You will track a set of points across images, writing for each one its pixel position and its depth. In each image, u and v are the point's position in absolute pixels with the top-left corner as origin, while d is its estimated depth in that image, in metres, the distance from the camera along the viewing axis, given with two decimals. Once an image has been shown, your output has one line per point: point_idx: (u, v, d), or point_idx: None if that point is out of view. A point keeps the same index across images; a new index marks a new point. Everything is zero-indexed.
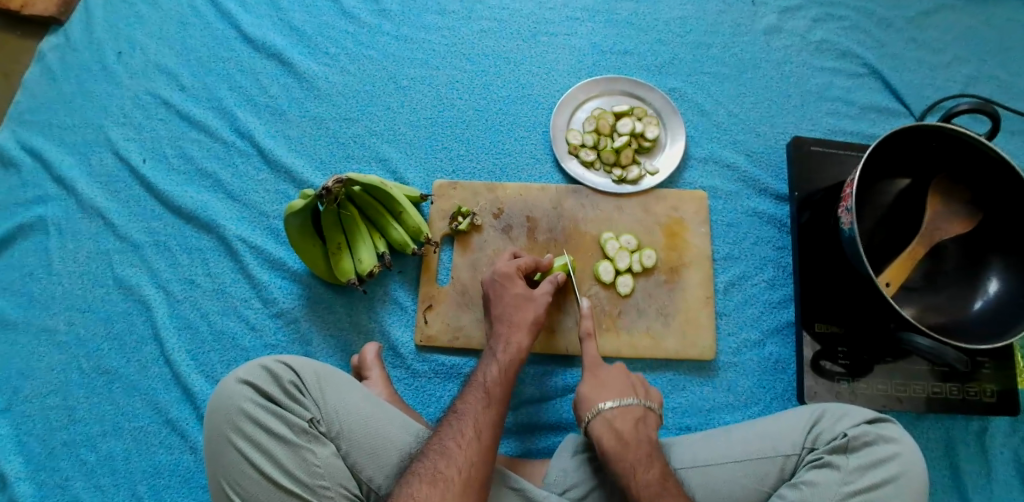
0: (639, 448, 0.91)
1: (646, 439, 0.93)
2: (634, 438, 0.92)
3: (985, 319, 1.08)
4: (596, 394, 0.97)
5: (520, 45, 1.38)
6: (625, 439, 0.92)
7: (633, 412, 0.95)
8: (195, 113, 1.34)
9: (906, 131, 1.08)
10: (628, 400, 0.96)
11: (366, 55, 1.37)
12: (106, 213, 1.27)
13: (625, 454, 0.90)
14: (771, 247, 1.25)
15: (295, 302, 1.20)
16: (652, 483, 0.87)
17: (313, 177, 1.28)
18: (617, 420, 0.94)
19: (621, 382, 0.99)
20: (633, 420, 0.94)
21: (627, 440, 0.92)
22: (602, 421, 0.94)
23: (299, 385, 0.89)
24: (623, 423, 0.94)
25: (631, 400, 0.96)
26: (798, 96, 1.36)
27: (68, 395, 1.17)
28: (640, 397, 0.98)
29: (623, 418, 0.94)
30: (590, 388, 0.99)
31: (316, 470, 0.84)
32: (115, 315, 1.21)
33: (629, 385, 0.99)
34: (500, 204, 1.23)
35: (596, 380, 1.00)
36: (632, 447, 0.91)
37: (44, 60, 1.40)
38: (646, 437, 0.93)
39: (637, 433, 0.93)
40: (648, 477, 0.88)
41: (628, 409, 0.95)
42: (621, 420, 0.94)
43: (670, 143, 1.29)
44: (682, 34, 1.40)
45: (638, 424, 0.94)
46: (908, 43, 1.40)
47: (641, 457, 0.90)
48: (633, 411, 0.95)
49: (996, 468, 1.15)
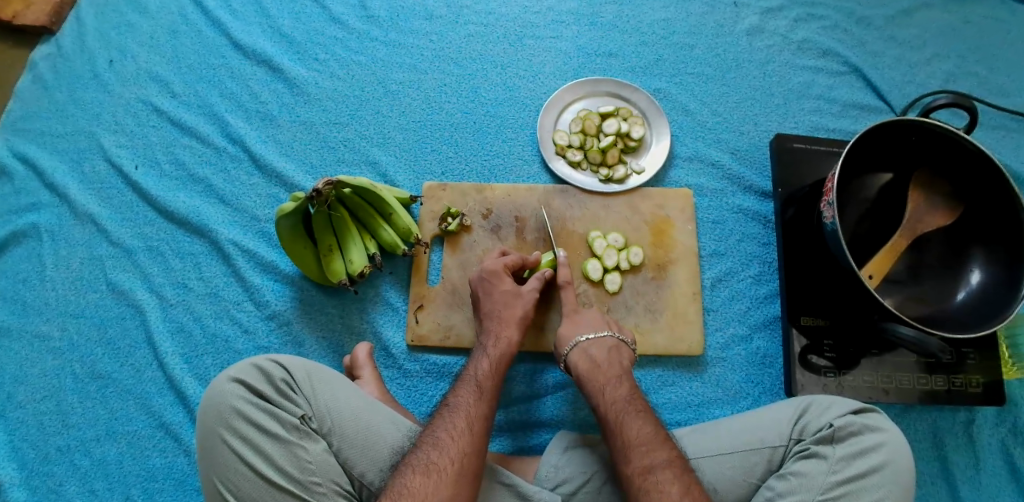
0: (609, 370, 1.00)
1: (618, 364, 1.01)
2: (607, 363, 1.01)
3: (966, 309, 1.11)
4: (573, 330, 1.07)
5: (507, 49, 1.41)
6: (598, 363, 1.01)
7: (607, 342, 1.04)
8: (187, 119, 1.36)
9: (885, 126, 1.10)
10: (602, 332, 1.06)
11: (355, 60, 1.39)
12: (99, 219, 1.28)
13: (597, 375, 0.99)
14: (757, 243, 1.27)
15: (288, 304, 1.21)
16: (619, 399, 0.95)
17: (304, 180, 1.30)
18: (592, 348, 1.03)
19: (596, 319, 1.08)
20: (607, 349, 1.03)
21: (599, 364, 1.01)
22: (578, 351, 1.03)
23: (290, 383, 0.90)
24: (597, 350, 1.03)
25: (604, 332, 1.05)
26: (780, 95, 1.38)
27: (62, 400, 1.18)
28: (615, 332, 1.07)
29: (597, 347, 1.03)
30: (567, 326, 1.07)
31: (308, 466, 0.85)
32: (109, 320, 1.22)
33: (605, 322, 1.09)
34: (489, 205, 1.25)
35: (573, 320, 1.08)
36: (602, 369, 1.00)
37: (36, 68, 1.41)
38: (619, 363, 1.02)
39: (610, 359, 1.02)
40: (615, 393, 0.96)
41: (602, 340, 1.04)
42: (596, 348, 1.03)
43: (656, 142, 1.31)
44: (666, 36, 1.42)
45: (611, 352, 1.03)
46: (888, 41, 1.43)
47: (611, 379, 0.99)
48: (606, 341, 1.04)
49: (983, 457, 1.16)
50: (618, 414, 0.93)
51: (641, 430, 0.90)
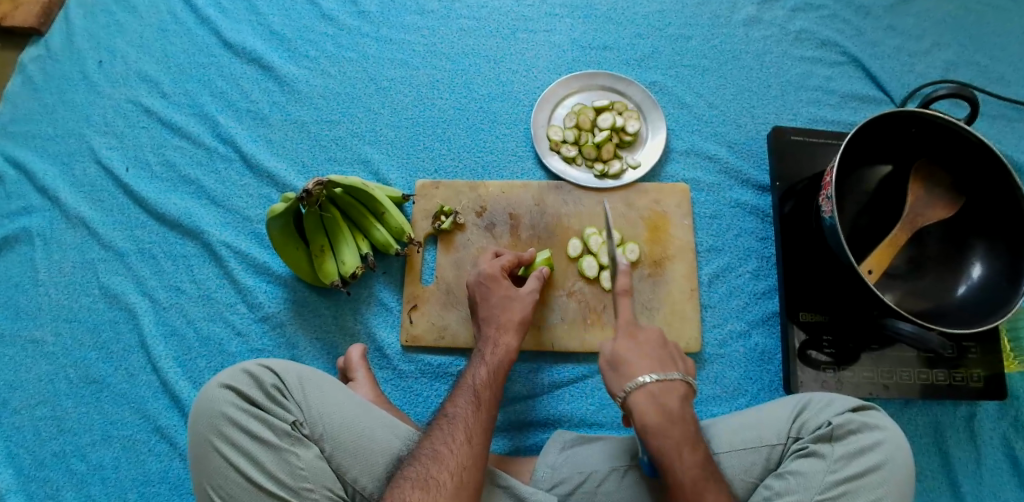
0: (684, 429, 0.85)
1: (689, 417, 0.87)
2: (680, 417, 0.86)
3: (967, 303, 1.09)
4: (637, 367, 0.89)
5: (500, 43, 1.38)
6: (672, 419, 0.85)
7: (679, 389, 0.88)
8: (177, 120, 1.34)
9: (885, 117, 1.08)
10: (671, 373, 0.89)
11: (346, 57, 1.37)
12: (91, 223, 1.27)
13: (672, 432, 0.85)
14: (754, 238, 1.25)
15: (281, 306, 1.20)
16: (696, 466, 0.83)
17: (296, 180, 1.28)
18: (664, 398, 0.87)
19: (657, 347, 0.92)
20: (677, 397, 0.88)
21: (673, 421, 0.85)
22: (644, 397, 0.87)
23: (281, 388, 0.89)
24: (666, 399, 0.87)
25: (673, 373, 0.89)
26: (778, 87, 1.36)
27: (57, 405, 1.17)
28: (681, 369, 0.91)
29: (668, 395, 0.87)
30: (630, 359, 0.90)
31: (300, 472, 0.84)
32: (102, 324, 1.22)
33: (670, 355, 0.91)
34: (483, 203, 1.23)
35: (636, 350, 0.91)
36: (677, 427, 0.85)
37: (25, 71, 1.40)
38: (689, 415, 0.87)
39: (682, 411, 0.87)
40: (692, 459, 0.84)
41: (672, 384, 0.88)
42: (666, 398, 0.87)
43: (652, 136, 1.29)
44: (661, 28, 1.40)
45: (682, 402, 0.88)
46: (887, 30, 1.40)
47: (686, 434, 0.85)
48: (677, 387, 0.88)
49: (984, 452, 1.15)
50: (697, 485, 0.82)
51: None
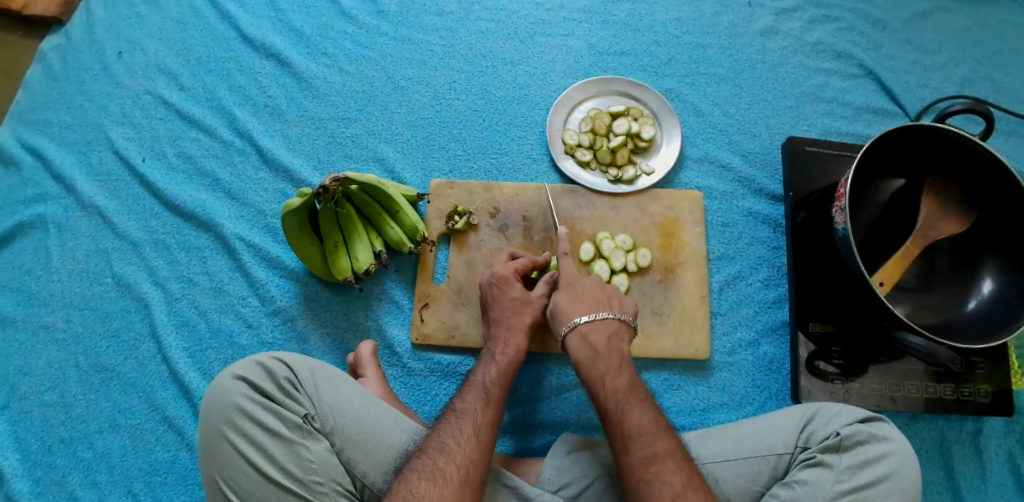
0: (608, 360, 0.94)
1: (619, 350, 0.96)
2: (607, 349, 0.96)
3: (978, 318, 1.09)
4: (571, 307, 1.00)
5: (517, 47, 1.39)
6: (597, 352, 0.95)
7: (608, 327, 0.98)
8: (194, 112, 1.35)
9: (900, 131, 1.09)
10: (602, 313, 0.99)
11: (364, 56, 1.38)
12: (106, 212, 1.28)
13: (597, 363, 0.94)
14: (766, 247, 1.25)
15: (293, 300, 1.21)
16: (619, 389, 0.91)
17: (311, 176, 1.29)
18: (592, 334, 0.97)
19: (592, 288, 1.03)
20: (607, 334, 0.97)
21: (599, 353, 0.95)
22: (577, 335, 0.97)
23: (294, 381, 0.89)
24: (596, 335, 0.97)
25: (603, 313, 0.99)
26: (793, 98, 1.36)
27: (66, 391, 1.18)
28: (615, 311, 1.01)
29: (596, 332, 0.97)
30: (565, 301, 1.01)
31: (310, 465, 0.84)
32: (114, 312, 1.22)
33: (604, 299, 1.02)
34: (496, 204, 1.24)
35: (571, 291, 1.03)
36: (602, 358, 0.94)
37: (46, 60, 1.41)
38: (619, 349, 0.96)
39: (609, 345, 0.96)
40: (616, 384, 0.92)
41: (602, 324, 0.98)
42: (596, 334, 0.97)
43: (666, 143, 1.30)
44: (678, 36, 1.41)
45: (611, 337, 0.97)
46: (904, 45, 1.40)
47: (614, 365, 0.94)
48: (606, 326, 0.98)
49: (989, 468, 1.15)
50: (618, 404, 0.89)
51: (642, 420, 0.87)
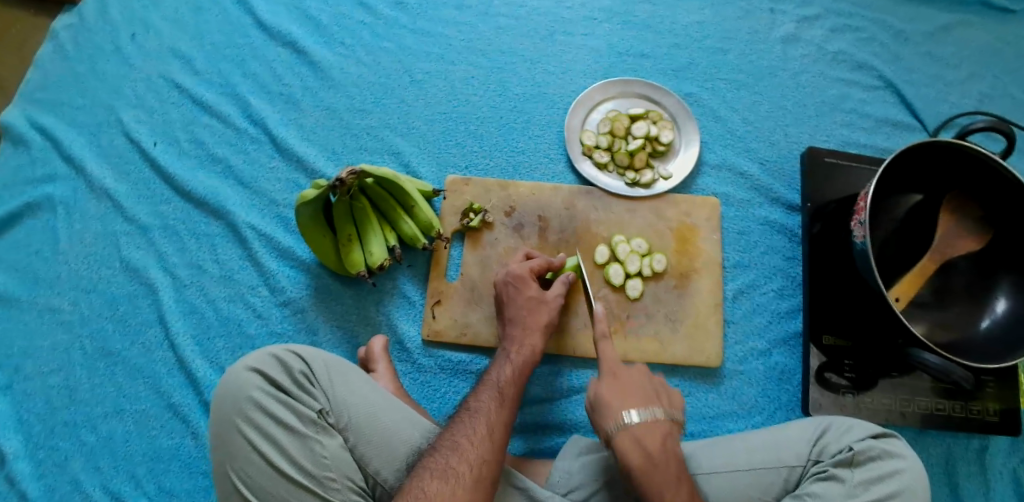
0: (667, 468, 0.87)
1: (674, 453, 0.89)
2: (663, 456, 0.88)
3: (992, 337, 1.09)
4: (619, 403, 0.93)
5: (537, 44, 1.38)
6: (653, 457, 0.87)
7: (662, 428, 0.91)
8: (208, 97, 1.33)
9: (921, 146, 1.08)
10: (654, 410, 0.92)
11: (382, 47, 1.36)
12: (115, 195, 1.26)
13: (655, 472, 0.86)
14: (781, 256, 1.25)
15: (303, 291, 1.20)
16: None
17: (325, 167, 1.27)
18: (645, 437, 0.89)
19: (636, 377, 0.96)
20: (660, 435, 0.90)
21: (655, 459, 0.87)
22: (629, 438, 0.89)
23: (309, 375, 0.88)
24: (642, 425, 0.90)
25: (654, 407, 0.92)
26: (812, 107, 1.36)
27: (70, 375, 1.16)
28: (663, 404, 0.94)
29: (649, 433, 0.90)
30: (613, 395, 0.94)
31: (324, 461, 0.83)
32: (121, 297, 1.21)
33: (653, 393, 0.96)
34: (512, 202, 1.23)
35: (619, 386, 0.95)
36: (659, 465, 0.87)
37: (58, 38, 1.39)
38: (667, 433, 0.91)
39: (666, 450, 0.89)
40: (676, 499, 0.84)
41: (655, 422, 0.91)
42: (650, 437, 0.89)
43: (685, 148, 1.29)
44: (699, 40, 1.39)
45: (665, 437, 0.90)
46: (924, 58, 1.40)
47: (669, 471, 0.87)
48: (652, 413, 0.92)
49: (994, 486, 1.16)
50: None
51: None
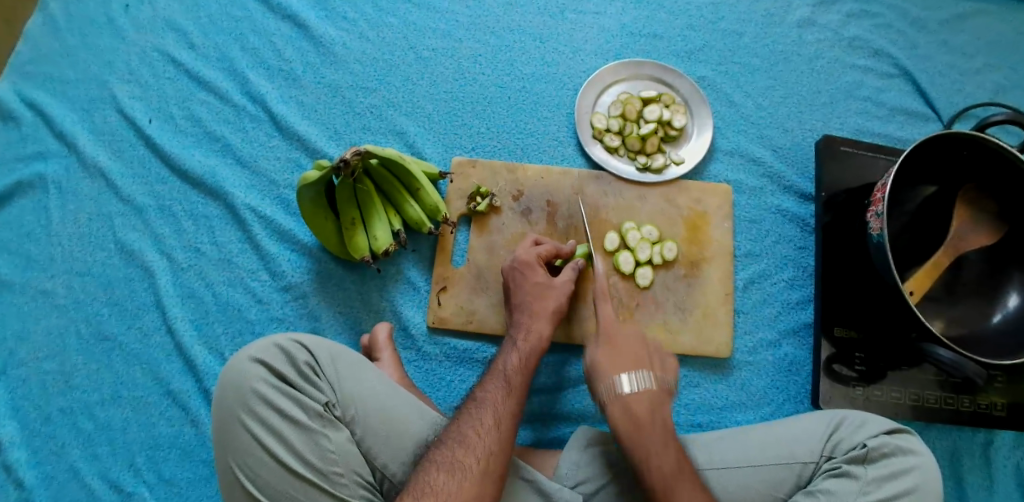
0: (631, 355, 0.95)
1: (647, 365, 0.94)
2: (628, 345, 0.96)
3: (1005, 332, 1.08)
4: (597, 304, 1.01)
5: (547, 22, 1.33)
6: (617, 347, 0.96)
7: (634, 323, 0.98)
8: (205, 74, 1.28)
9: (940, 138, 1.06)
10: (642, 374, 0.91)
11: (386, 22, 1.31)
12: (109, 174, 1.22)
13: (617, 358, 0.95)
14: (793, 246, 1.22)
15: (305, 276, 1.16)
16: (636, 385, 0.92)
17: (327, 147, 1.23)
18: (615, 328, 0.98)
19: (637, 352, 0.95)
20: (630, 330, 0.98)
21: (619, 347, 0.96)
22: (600, 330, 0.98)
23: (313, 366, 0.86)
24: (636, 402, 0.90)
25: (645, 375, 0.91)
26: (827, 93, 1.32)
27: (65, 361, 1.13)
28: (655, 372, 0.93)
29: (619, 325, 0.98)
30: (596, 295, 1.02)
31: (331, 456, 0.81)
32: (117, 280, 1.17)
33: None
34: (520, 186, 1.19)
35: (602, 287, 1.03)
36: (623, 353, 0.95)
37: (48, 10, 1.32)
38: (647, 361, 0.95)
39: (632, 342, 0.97)
40: (634, 378, 0.93)
41: (627, 317, 0.99)
42: (619, 329, 0.98)
43: (697, 133, 1.25)
44: (713, 21, 1.35)
45: (639, 351, 0.95)
46: (940, 47, 1.36)
47: (632, 360, 0.95)
48: (647, 390, 0.91)
49: (997, 479, 1.16)
50: (633, 399, 0.90)
51: (650, 419, 0.89)
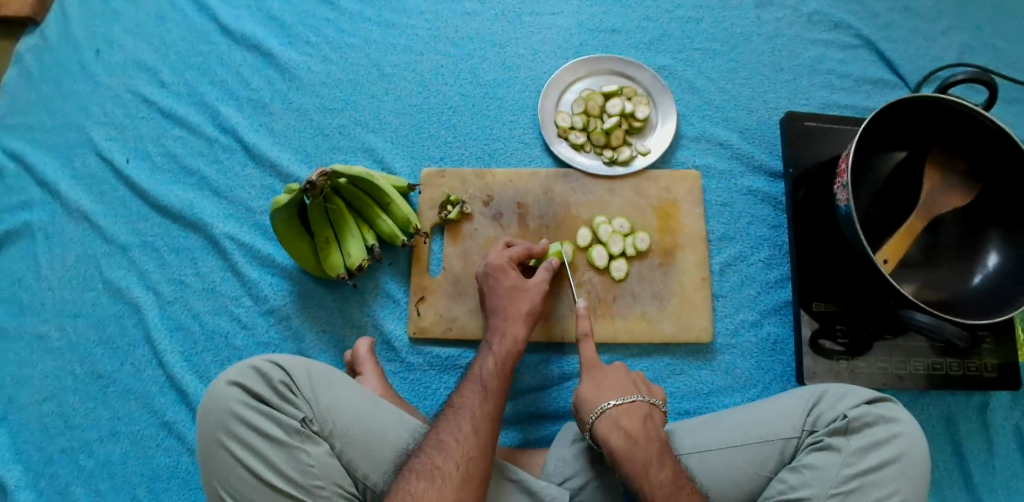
0: (648, 446, 0.89)
1: (655, 436, 0.91)
2: (643, 435, 0.90)
3: (985, 292, 1.08)
4: (599, 395, 0.95)
5: (505, 27, 1.35)
6: (633, 438, 0.89)
7: (640, 410, 0.93)
8: (177, 109, 1.31)
9: (902, 103, 1.05)
10: (632, 397, 0.95)
11: (348, 43, 1.34)
12: (92, 216, 1.25)
13: (636, 451, 0.88)
14: (766, 225, 1.23)
15: (286, 298, 1.18)
16: (665, 482, 0.85)
17: (299, 170, 1.26)
18: (623, 419, 0.92)
19: (623, 380, 0.98)
20: (639, 417, 0.92)
21: (636, 439, 0.89)
22: (608, 421, 0.92)
23: (290, 385, 0.88)
24: (629, 420, 0.92)
25: (634, 398, 0.94)
26: (790, 70, 1.33)
27: (64, 401, 1.16)
28: (643, 395, 0.96)
29: (629, 415, 0.92)
30: (592, 388, 0.97)
31: (311, 470, 0.83)
32: (107, 318, 1.20)
33: (631, 383, 0.98)
34: (490, 191, 1.21)
35: (596, 380, 0.98)
36: (640, 444, 0.89)
37: (23, 62, 1.36)
38: (654, 434, 0.91)
39: (646, 430, 0.91)
40: (661, 475, 0.86)
41: (633, 406, 0.93)
42: (628, 418, 0.92)
43: (662, 122, 1.26)
44: (671, 10, 1.36)
45: (645, 422, 0.92)
46: (901, 13, 1.36)
47: (651, 453, 0.88)
48: (637, 408, 0.94)
49: (996, 441, 1.15)
50: (669, 498, 0.84)
51: None
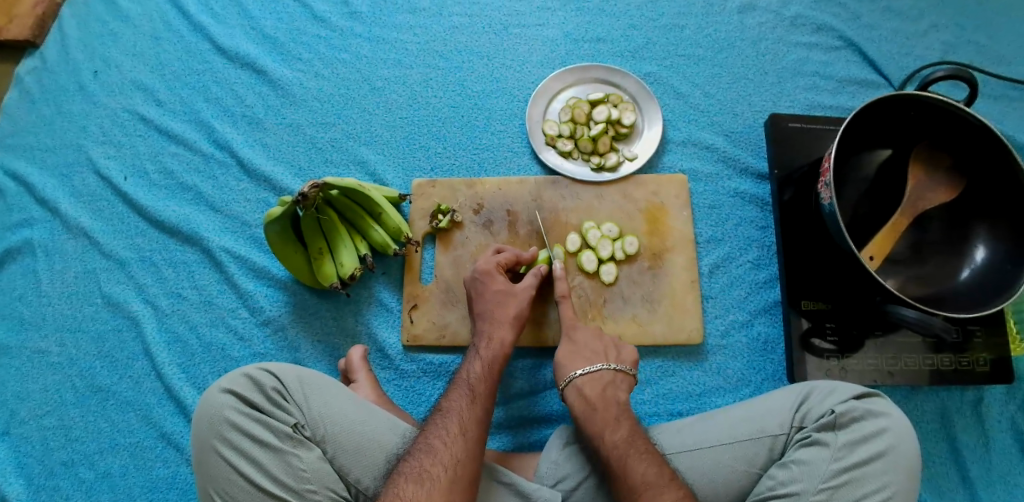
0: (606, 411, 0.96)
1: (615, 401, 0.98)
2: (603, 401, 0.97)
3: (975, 286, 1.08)
4: (569, 363, 1.03)
5: (492, 39, 1.38)
6: (591, 404, 0.97)
7: (603, 378, 1.00)
8: (173, 127, 1.34)
9: (884, 100, 1.07)
10: (596, 367, 1.02)
11: (339, 59, 1.37)
12: (92, 232, 1.28)
13: (593, 415, 0.96)
14: (754, 227, 1.24)
15: (282, 309, 1.20)
16: (617, 441, 0.91)
17: (293, 184, 1.28)
18: (586, 386, 1.00)
19: (594, 348, 1.05)
20: (602, 385, 0.99)
21: (594, 404, 0.97)
22: (573, 389, 1.00)
23: (282, 392, 0.89)
24: (592, 388, 0.99)
25: (598, 366, 1.01)
26: (774, 73, 1.35)
27: (64, 415, 1.18)
28: (610, 362, 1.03)
29: (591, 384, 1.00)
30: (564, 358, 1.05)
31: (303, 474, 0.84)
32: (106, 333, 1.22)
33: (602, 351, 1.05)
34: (480, 200, 1.23)
35: (570, 348, 1.05)
36: (598, 409, 0.96)
37: (23, 84, 1.40)
38: (615, 399, 0.98)
39: (605, 397, 0.98)
40: (615, 435, 0.92)
41: (597, 375, 1.01)
42: (591, 386, 0.99)
43: (648, 128, 1.28)
44: (655, 18, 1.39)
45: (607, 388, 0.99)
46: (883, 14, 1.38)
47: (608, 415, 0.95)
48: (602, 377, 1.00)
49: (992, 437, 1.15)
50: (618, 454, 0.89)
51: (644, 471, 0.86)
